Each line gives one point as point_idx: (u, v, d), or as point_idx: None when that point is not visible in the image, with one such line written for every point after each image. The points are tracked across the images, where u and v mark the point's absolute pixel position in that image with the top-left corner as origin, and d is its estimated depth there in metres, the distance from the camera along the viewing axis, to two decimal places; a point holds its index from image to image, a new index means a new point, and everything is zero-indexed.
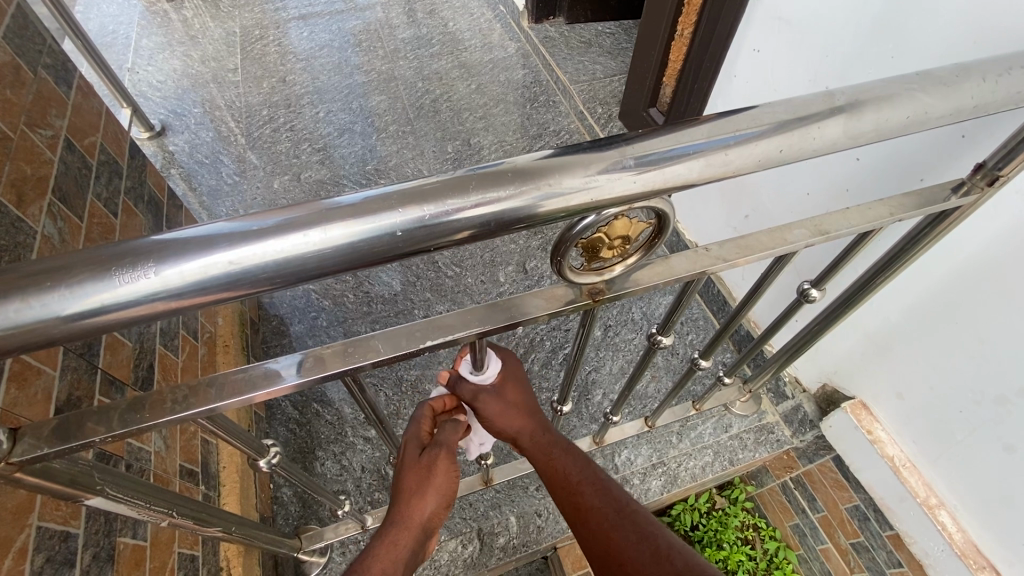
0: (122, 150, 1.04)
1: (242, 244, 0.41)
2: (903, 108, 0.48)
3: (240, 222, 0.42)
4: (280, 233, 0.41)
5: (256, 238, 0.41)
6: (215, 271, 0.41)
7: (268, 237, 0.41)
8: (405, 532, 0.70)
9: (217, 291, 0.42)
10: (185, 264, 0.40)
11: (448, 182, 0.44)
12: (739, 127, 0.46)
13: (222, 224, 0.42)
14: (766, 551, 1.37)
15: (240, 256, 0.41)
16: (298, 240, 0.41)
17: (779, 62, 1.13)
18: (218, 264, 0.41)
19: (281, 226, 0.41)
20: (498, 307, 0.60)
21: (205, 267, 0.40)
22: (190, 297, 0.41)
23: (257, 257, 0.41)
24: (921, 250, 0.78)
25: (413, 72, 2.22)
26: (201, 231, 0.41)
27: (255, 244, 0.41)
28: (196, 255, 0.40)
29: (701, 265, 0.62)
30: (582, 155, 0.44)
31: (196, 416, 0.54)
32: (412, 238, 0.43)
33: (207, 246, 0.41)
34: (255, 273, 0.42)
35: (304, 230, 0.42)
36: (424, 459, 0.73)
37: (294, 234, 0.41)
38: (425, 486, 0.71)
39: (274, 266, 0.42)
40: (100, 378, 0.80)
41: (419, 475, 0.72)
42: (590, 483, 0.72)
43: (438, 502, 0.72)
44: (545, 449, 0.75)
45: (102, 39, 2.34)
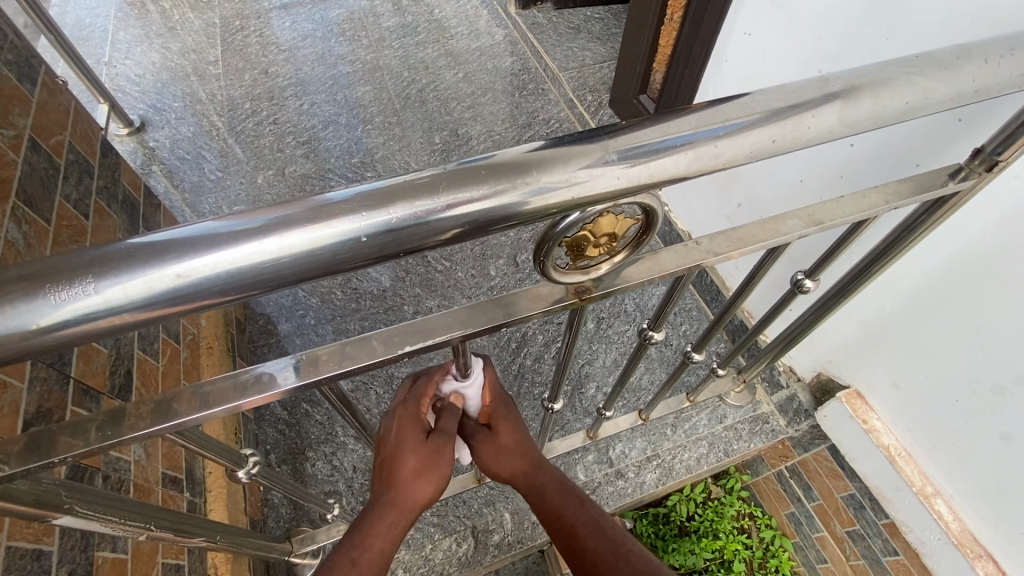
0: (93, 149, 1.00)
1: (190, 256, 0.37)
2: (901, 93, 0.46)
3: (188, 230, 0.38)
4: (232, 242, 0.38)
5: (206, 249, 0.38)
6: (161, 285, 0.37)
7: (219, 246, 0.38)
8: (404, 513, 0.68)
9: (163, 307, 0.38)
10: (127, 279, 0.37)
11: (416, 183, 0.40)
12: (728, 116, 0.43)
13: (166, 233, 0.38)
14: (762, 539, 1.43)
15: (188, 268, 0.37)
16: (253, 250, 0.38)
17: (770, 45, 1.10)
18: (164, 278, 0.37)
19: (232, 235, 0.38)
20: (481, 308, 0.57)
21: (150, 282, 0.37)
22: (135, 314, 0.38)
23: (207, 269, 0.38)
24: (918, 237, 0.75)
25: (398, 62, 2.17)
26: (142, 242, 0.37)
27: (204, 256, 0.37)
28: (138, 270, 0.37)
29: (692, 259, 0.60)
30: (561, 150, 0.42)
31: (165, 430, 0.52)
32: (379, 245, 0.40)
33: (151, 258, 0.37)
34: (206, 287, 0.38)
35: (258, 238, 0.38)
36: (431, 444, 0.70)
37: (246, 243, 0.38)
38: (432, 470, 0.69)
39: (227, 278, 0.38)
40: (73, 388, 0.77)
41: (424, 458, 0.69)
42: (589, 525, 0.70)
43: (437, 484, 0.71)
44: (541, 490, 0.74)
45: (77, 32, 2.27)
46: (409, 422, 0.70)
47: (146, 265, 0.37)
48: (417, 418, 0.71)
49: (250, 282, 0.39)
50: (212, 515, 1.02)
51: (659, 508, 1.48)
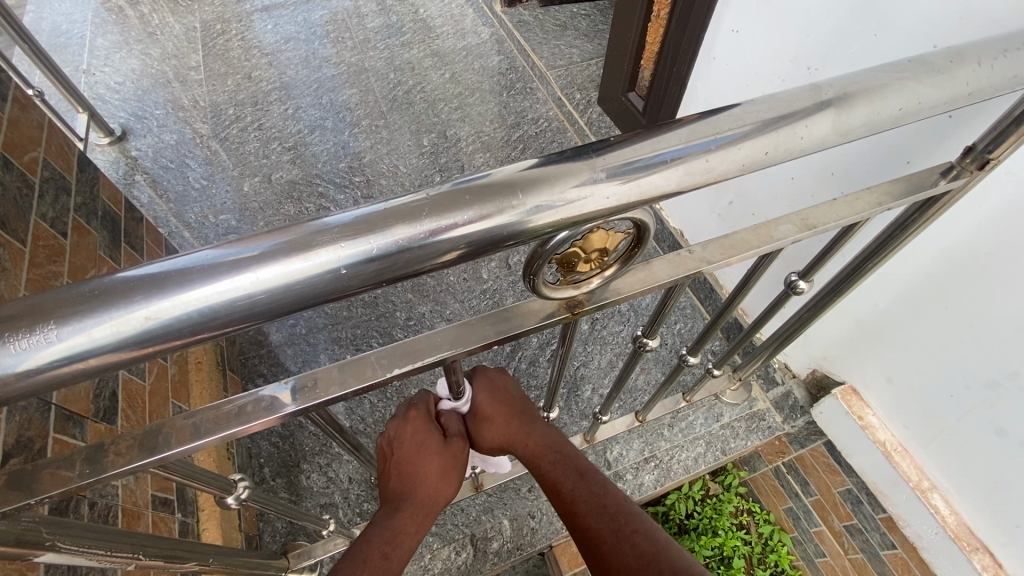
0: (70, 164, 0.98)
1: (159, 296, 0.36)
2: (895, 99, 0.45)
3: (156, 266, 0.36)
4: (203, 280, 0.36)
5: (176, 288, 0.36)
6: (129, 328, 0.35)
7: (189, 285, 0.36)
8: (426, 510, 0.71)
9: (132, 349, 0.36)
10: (94, 324, 0.35)
11: (396, 210, 0.39)
12: (719, 129, 0.42)
13: (132, 272, 0.36)
14: (761, 534, 1.42)
15: (156, 309, 0.35)
16: (225, 286, 0.36)
17: (758, 42, 1.09)
18: (131, 321, 0.35)
19: (201, 272, 0.36)
20: (471, 326, 0.56)
21: (117, 326, 0.35)
22: (103, 359, 0.36)
23: (177, 309, 0.36)
24: (911, 236, 0.75)
25: (384, 63, 2.14)
26: (108, 284, 0.36)
27: (173, 296, 0.36)
28: (105, 313, 0.35)
29: (687, 268, 0.59)
30: (545, 170, 0.40)
31: (149, 463, 0.51)
32: (360, 276, 0.39)
33: (117, 301, 0.35)
34: (178, 328, 0.36)
35: (229, 275, 0.36)
36: (450, 447, 0.71)
37: (218, 279, 0.36)
38: (452, 471, 0.71)
39: (198, 318, 0.36)
40: (55, 415, 0.75)
41: (445, 462, 0.71)
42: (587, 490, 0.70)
43: (456, 481, 0.73)
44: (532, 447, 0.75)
45: (54, 39, 2.20)
46: (423, 430, 0.71)
47: (112, 308, 0.35)
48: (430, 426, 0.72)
49: (222, 320, 0.37)
50: (205, 536, 1.00)
51: (659, 506, 1.47)
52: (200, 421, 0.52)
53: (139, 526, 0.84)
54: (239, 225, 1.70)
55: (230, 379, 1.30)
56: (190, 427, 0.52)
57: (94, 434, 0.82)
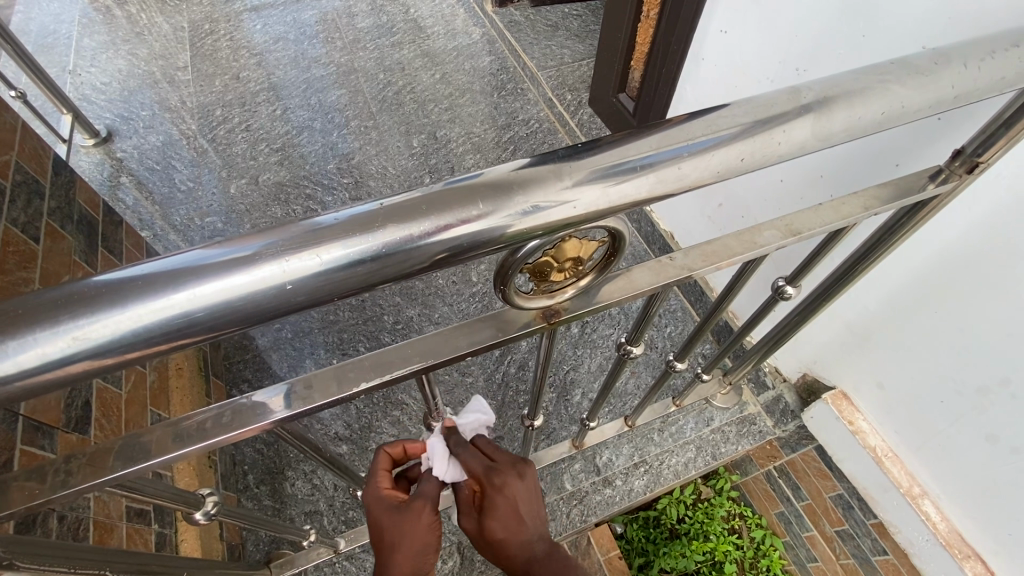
0: (44, 167, 0.96)
1: (88, 316, 0.33)
2: (877, 103, 0.43)
3: (88, 284, 0.34)
4: (136, 299, 0.34)
5: (105, 307, 0.34)
6: (58, 350, 0.33)
7: (120, 304, 0.34)
8: None
9: (64, 370, 0.34)
10: (20, 346, 0.33)
11: (346, 221, 0.37)
12: (693, 135, 0.40)
13: (60, 292, 0.34)
14: (753, 539, 1.35)
15: (85, 329, 0.33)
16: (159, 305, 0.34)
17: (748, 43, 1.08)
18: (59, 344, 0.33)
19: (133, 290, 0.34)
20: (446, 337, 0.54)
21: (44, 349, 0.33)
22: (33, 380, 0.34)
23: (109, 329, 0.34)
24: (896, 241, 0.74)
25: (374, 63, 2.12)
26: (36, 303, 0.34)
27: (104, 316, 0.33)
28: (32, 333, 0.33)
29: (667, 275, 0.57)
30: (505, 177, 0.39)
31: (104, 482, 0.49)
32: (309, 290, 0.37)
33: (44, 321, 0.33)
34: (112, 347, 0.34)
35: (163, 293, 0.34)
36: (388, 524, 0.62)
37: (153, 298, 0.34)
38: (399, 550, 0.61)
39: (133, 337, 0.34)
40: (22, 426, 0.73)
41: (389, 540, 0.61)
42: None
43: (419, 558, 0.61)
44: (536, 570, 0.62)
45: (39, 39, 2.17)
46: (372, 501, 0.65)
47: (38, 328, 0.33)
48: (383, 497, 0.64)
49: (164, 339, 0.35)
50: (184, 547, 0.98)
51: (649, 511, 1.41)
52: (160, 437, 0.50)
53: (112, 539, 0.82)
54: (225, 228, 1.68)
55: (214, 386, 1.27)
56: (151, 442, 0.50)
57: (65, 445, 0.80)
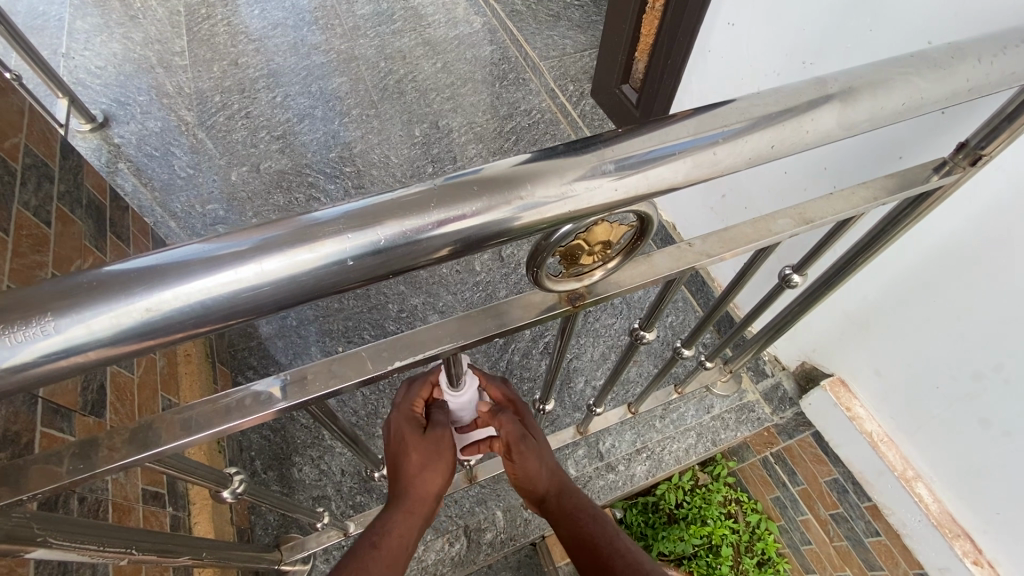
0: (53, 151, 0.95)
1: (161, 287, 0.34)
2: (898, 94, 0.45)
3: (157, 257, 0.35)
4: (203, 272, 0.35)
5: (177, 279, 0.34)
6: (129, 320, 0.34)
7: (191, 276, 0.34)
8: (418, 503, 0.70)
9: (130, 342, 0.35)
10: (93, 315, 0.34)
11: (404, 201, 0.37)
12: (727, 122, 0.42)
13: (133, 263, 0.35)
14: (749, 523, 1.46)
15: (158, 300, 0.34)
16: (226, 278, 0.35)
17: (754, 36, 1.09)
18: (130, 314, 0.34)
19: (202, 263, 0.35)
20: (472, 319, 0.56)
21: (116, 318, 0.34)
22: (103, 351, 0.35)
23: (178, 301, 0.34)
24: (902, 231, 0.76)
25: (374, 51, 2.11)
26: (108, 274, 0.34)
27: (172, 288, 0.34)
28: (103, 304, 0.34)
29: (686, 262, 0.59)
30: (557, 161, 0.39)
31: (144, 458, 0.50)
32: (365, 268, 0.37)
33: (115, 292, 0.34)
34: (178, 320, 0.35)
35: (231, 267, 0.35)
36: (429, 437, 0.69)
37: (220, 271, 0.35)
38: (434, 463, 0.69)
39: (200, 310, 0.35)
40: (42, 409, 0.74)
41: (424, 454, 0.69)
42: (623, 557, 0.69)
43: (445, 473, 0.71)
44: (564, 504, 0.74)
45: (32, 22, 2.13)
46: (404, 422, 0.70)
47: (111, 299, 0.34)
48: (411, 414, 0.71)
49: (225, 314, 0.36)
50: (197, 530, 0.99)
51: (648, 497, 1.49)
52: (197, 415, 0.51)
53: (131, 520, 0.83)
54: (227, 216, 1.67)
55: (220, 372, 1.28)
56: (177, 424, 0.51)
57: (82, 428, 0.80)
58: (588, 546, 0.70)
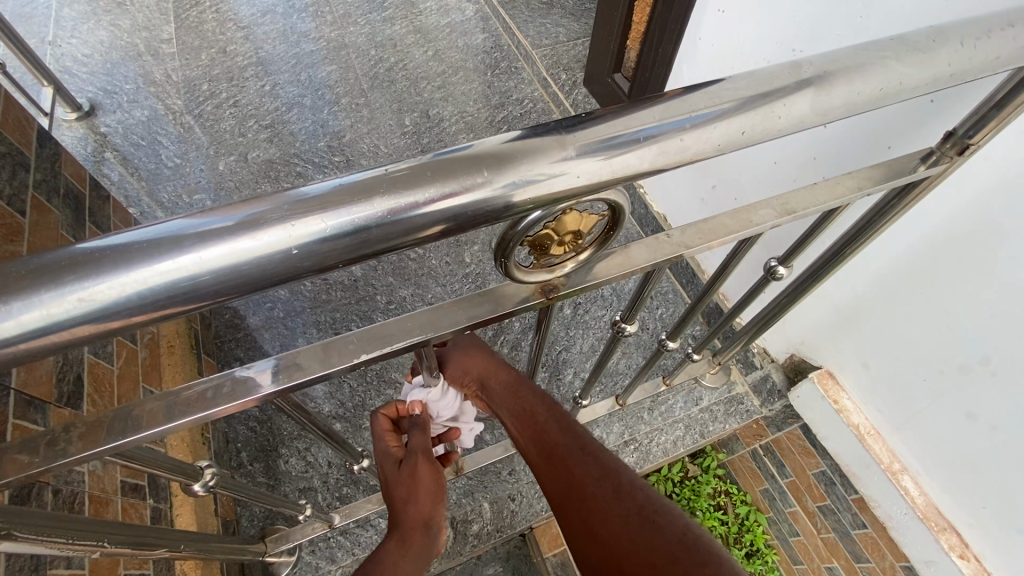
0: (28, 139, 0.93)
1: (94, 277, 0.32)
2: (876, 79, 0.43)
3: (89, 245, 0.33)
4: (140, 261, 0.32)
5: (112, 268, 0.32)
6: (63, 313, 0.32)
7: (127, 265, 0.32)
8: (414, 531, 0.70)
9: (65, 335, 0.33)
10: (22, 308, 0.32)
11: (354, 186, 0.36)
12: (695, 107, 0.40)
13: (63, 252, 0.33)
14: (738, 515, 1.47)
15: (92, 291, 0.32)
16: (166, 267, 0.33)
17: (744, 23, 1.07)
18: (64, 305, 0.32)
19: (139, 251, 0.33)
20: (444, 311, 0.55)
21: (49, 311, 0.32)
22: (35, 344, 0.33)
23: (114, 291, 0.32)
24: (890, 221, 0.74)
25: (365, 39, 2.08)
26: (37, 264, 0.32)
27: (107, 277, 0.32)
28: (33, 296, 0.32)
29: (664, 253, 0.58)
30: (515, 146, 0.38)
31: (105, 453, 0.49)
32: (316, 257, 0.35)
33: (44, 282, 0.32)
34: (116, 312, 0.33)
35: (170, 255, 0.33)
36: (405, 468, 0.72)
37: (158, 260, 0.33)
38: (417, 490, 0.71)
39: (139, 301, 0.33)
40: (14, 400, 0.73)
41: (405, 483, 0.71)
42: (562, 425, 0.70)
43: (433, 498, 0.72)
44: (506, 382, 0.74)
45: (18, 8, 2.09)
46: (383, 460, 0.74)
47: (42, 288, 0.32)
48: (388, 451, 0.74)
49: (169, 303, 0.34)
50: (179, 522, 0.98)
51: None
52: (157, 409, 0.50)
53: (108, 513, 0.83)
54: (215, 206, 1.65)
55: (205, 363, 1.27)
56: (151, 411, 0.49)
57: (57, 419, 0.79)
58: (529, 415, 0.72)
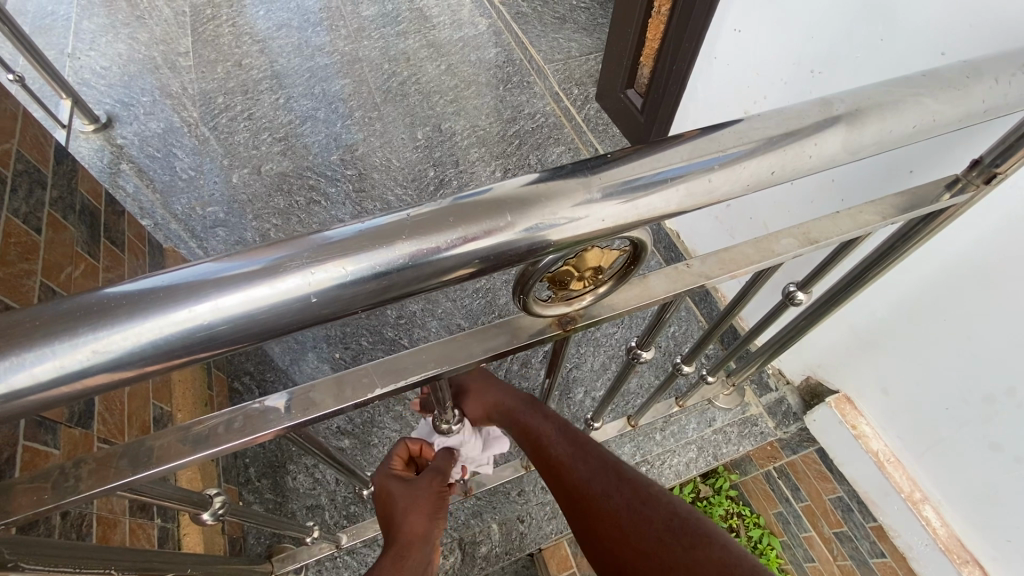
0: (46, 156, 0.94)
1: (108, 327, 0.32)
2: (909, 116, 0.42)
3: (103, 295, 0.32)
4: (154, 311, 0.32)
5: (127, 318, 0.32)
6: (76, 364, 0.32)
7: (142, 314, 0.32)
8: (410, 546, 0.66)
9: (76, 385, 0.32)
10: (35, 360, 0.31)
11: (373, 231, 0.35)
12: (725, 147, 0.39)
13: (76, 301, 0.32)
14: (751, 538, 1.44)
15: (106, 341, 0.32)
16: (180, 318, 0.32)
17: (762, 43, 1.06)
18: (77, 357, 0.31)
19: (154, 300, 0.32)
20: (460, 342, 0.54)
21: (61, 362, 0.31)
22: (48, 395, 0.32)
23: (128, 342, 0.32)
24: (912, 250, 0.72)
25: (378, 53, 2.09)
26: (51, 314, 0.32)
27: (121, 329, 0.32)
28: (46, 348, 0.31)
29: (683, 283, 0.57)
30: (538, 189, 0.37)
31: (114, 489, 0.48)
32: (333, 303, 0.35)
33: (58, 334, 0.31)
34: (131, 361, 0.32)
35: (185, 305, 0.32)
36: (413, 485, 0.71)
37: (173, 310, 0.32)
38: (419, 503, 0.69)
39: (153, 350, 0.32)
40: (26, 421, 0.73)
41: (409, 496, 0.70)
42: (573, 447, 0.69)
43: (431, 516, 0.69)
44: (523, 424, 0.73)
45: (39, 21, 2.13)
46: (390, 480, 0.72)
47: (55, 340, 0.31)
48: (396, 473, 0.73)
49: (183, 352, 0.33)
50: (186, 543, 0.98)
51: None
52: (169, 443, 0.49)
53: (116, 535, 0.82)
54: (227, 218, 1.66)
55: (216, 379, 1.27)
56: (161, 447, 0.49)
57: (68, 440, 0.79)
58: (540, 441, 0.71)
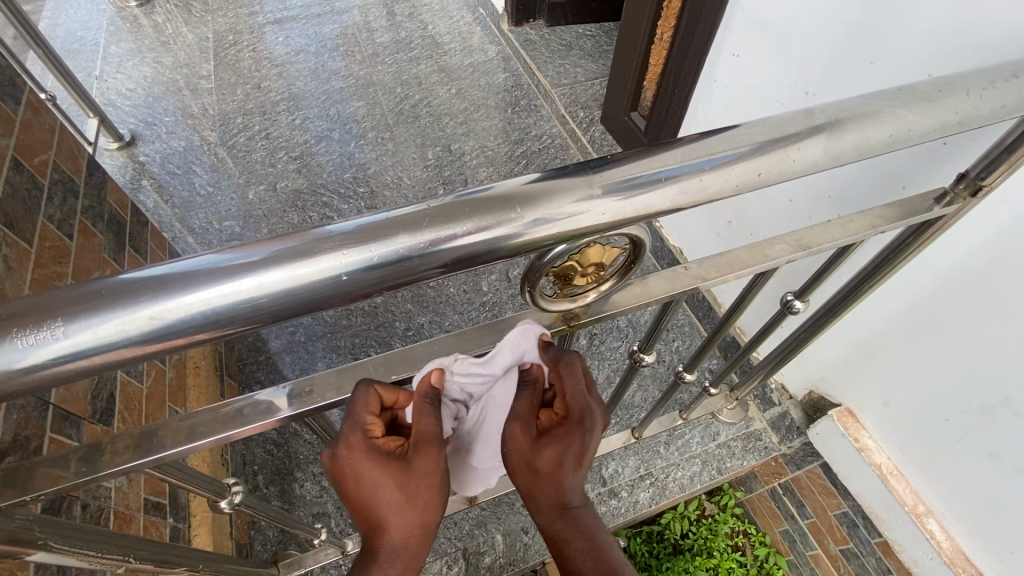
0: (79, 168, 1.00)
1: (164, 296, 0.35)
2: (885, 126, 0.46)
3: (161, 269, 0.36)
4: (204, 284, 0.36)
5: (179, 289, 0.35)
6: (133, 328, 0.35)
7: (193, 285, 0.35)
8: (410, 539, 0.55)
9: (131, 350, 0.36)
10: (98, 322, 0.35)
11: (397, 219, 0.38)
12: (714, 151, 0.43)
13: (136, 274, 0.36)
14: (757, 557, 1.37)
15: (161, 310, 0.35)
16: (227, 289, 0.36)
17: (758, 66, 1.12)
18: (135, 322, 0.35)
19: (204, 274, 0.36)
20: (470, 336, 0.57)
21: (121, 325, 0.35)
22: (106, 357, 0.36)
23: (180, 310, 0.35)
24: (905, 260, 0.75)
25: (391, 77, 2.18)
26: (115, 284, 0.35)
27: (175, 297, 0.35)
28: (109, 312, 0.35)
29: (682, 284, 0.60)
30: (545, 184, 0.41)
31: (144, 466, 0.51)
32: (361, 283, 0.38)
33: (119, 301, 0.35)
34: (180, 328, 0.36)
35: (231, 279, 0.36)
36: (411, 479, 0.52)
37: (221, 282, 0.36)
38: (417, 496, 0.53)
39: (201, 320, 0.36)
40: (52, 415, 0.76)
41: (406, 489, 0.52)
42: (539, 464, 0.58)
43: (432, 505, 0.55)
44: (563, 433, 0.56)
45: (70, 47, 2.24)
46: (371, 462, 0.51)
47: (116, 307, 0.35)
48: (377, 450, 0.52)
49: (224, 324, 0.37)
50: (196, 542, 1.00)
51: (653, 526, 1.44)
52: (197, 424, 0.52)
53: (131, 529, 0.85)
54: (243, 232, 1.72)
55: (227, 384, 1.30)
56: (188, 428, 0.52)
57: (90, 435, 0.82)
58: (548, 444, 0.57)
